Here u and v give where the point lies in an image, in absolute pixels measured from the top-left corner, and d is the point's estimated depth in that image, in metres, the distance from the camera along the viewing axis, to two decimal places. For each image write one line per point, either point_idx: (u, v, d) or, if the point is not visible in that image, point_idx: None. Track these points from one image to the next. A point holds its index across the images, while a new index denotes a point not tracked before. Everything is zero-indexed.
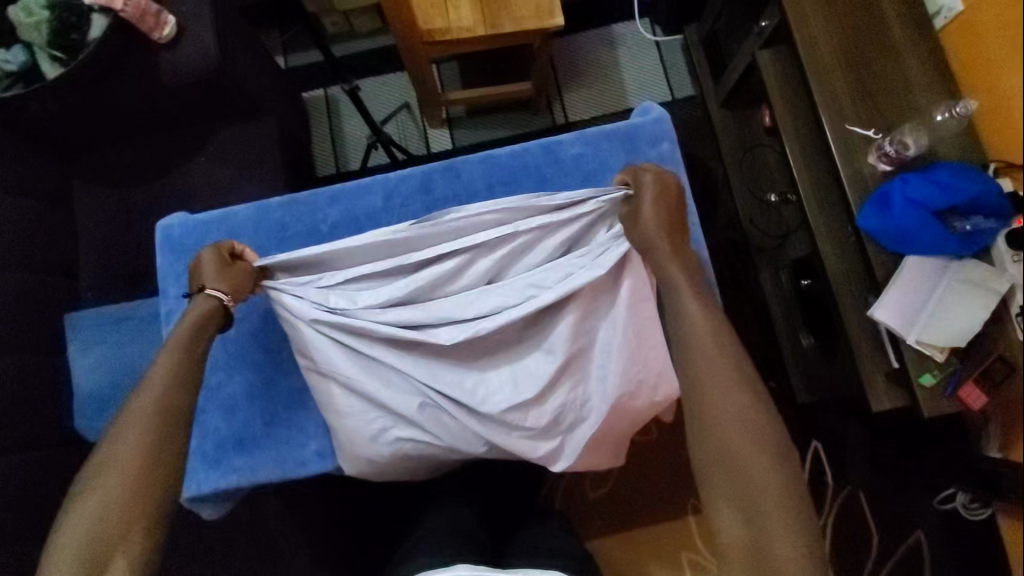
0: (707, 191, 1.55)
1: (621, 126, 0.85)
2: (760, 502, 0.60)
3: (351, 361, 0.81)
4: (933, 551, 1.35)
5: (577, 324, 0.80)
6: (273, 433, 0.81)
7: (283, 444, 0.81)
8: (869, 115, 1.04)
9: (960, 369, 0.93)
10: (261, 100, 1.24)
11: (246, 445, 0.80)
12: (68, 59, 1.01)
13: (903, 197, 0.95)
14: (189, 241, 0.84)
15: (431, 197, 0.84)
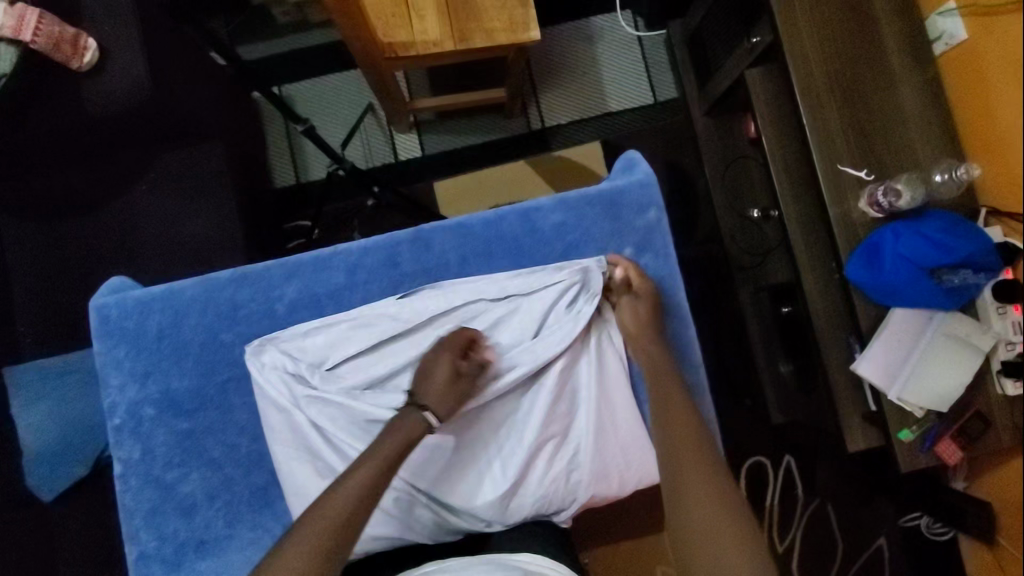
0: (688, 202, 1.49)
1: (605, 191, 0.79)
2: (709, 504, 0.66)
3: (319, 451, 0.72)
4: (893, 557, 1.41)
5: (555, 406, 0.75)
6: (239, 533, 0.74)
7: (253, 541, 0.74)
8: (862, 153, 0.98)
9: (939, 424, 0.93)
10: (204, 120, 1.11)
11: (211, 547, 0.74)
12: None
13: (894, 252, 0.92)
14: (129, 324, 0.75)
15: (398, 273, 0.78)
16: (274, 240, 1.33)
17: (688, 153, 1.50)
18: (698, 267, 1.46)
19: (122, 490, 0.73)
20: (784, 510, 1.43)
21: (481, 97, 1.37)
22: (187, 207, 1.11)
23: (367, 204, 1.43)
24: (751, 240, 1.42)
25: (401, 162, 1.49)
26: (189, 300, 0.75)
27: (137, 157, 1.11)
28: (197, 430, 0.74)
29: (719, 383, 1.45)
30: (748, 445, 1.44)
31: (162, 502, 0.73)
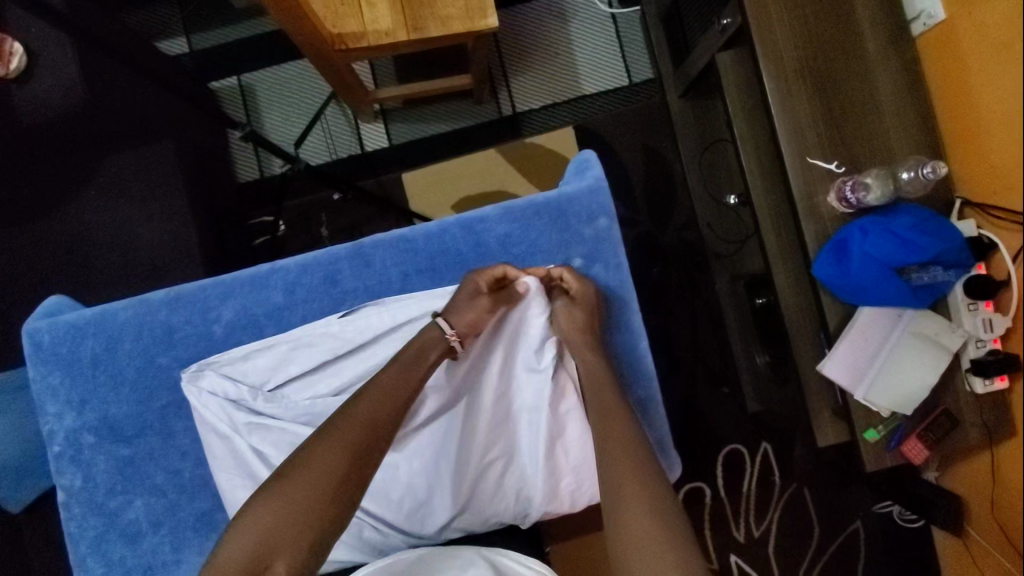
0: (665, 188, 1.44)
1: (549, 200, 0.79)
2: (636, 506, 0.66)
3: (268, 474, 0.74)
4: (868, 540, 1.42)
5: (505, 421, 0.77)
6: (182, 559, 0.78)
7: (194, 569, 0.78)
8: (833, 145, 0.93)
9: (905, 423, 0.91)
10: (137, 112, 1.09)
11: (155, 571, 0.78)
12: None
13: (861, 251, 0.88)
14: (63, 350, 0.77)
15: (338, 291, 0.79)
16: (236, 239, 1.29)
17: (664, 137, 1.44)
18: (676, 256, 1.43)
19: (66, 517, 0.78)
20: (761, 497, 1.43)
21: (446, 85, 1.31)
22: (138, 211, 1.07)
23: (332, 198, 1.39)
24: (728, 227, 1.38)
25: (368, 153, 1.44)
26: (123, 326, 0.77)
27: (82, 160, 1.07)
28: (139, 456, 0.78)
29: (697, 373, 1.43)
30: (725, 434, 1.43)
31: (107, 529, 0.78)
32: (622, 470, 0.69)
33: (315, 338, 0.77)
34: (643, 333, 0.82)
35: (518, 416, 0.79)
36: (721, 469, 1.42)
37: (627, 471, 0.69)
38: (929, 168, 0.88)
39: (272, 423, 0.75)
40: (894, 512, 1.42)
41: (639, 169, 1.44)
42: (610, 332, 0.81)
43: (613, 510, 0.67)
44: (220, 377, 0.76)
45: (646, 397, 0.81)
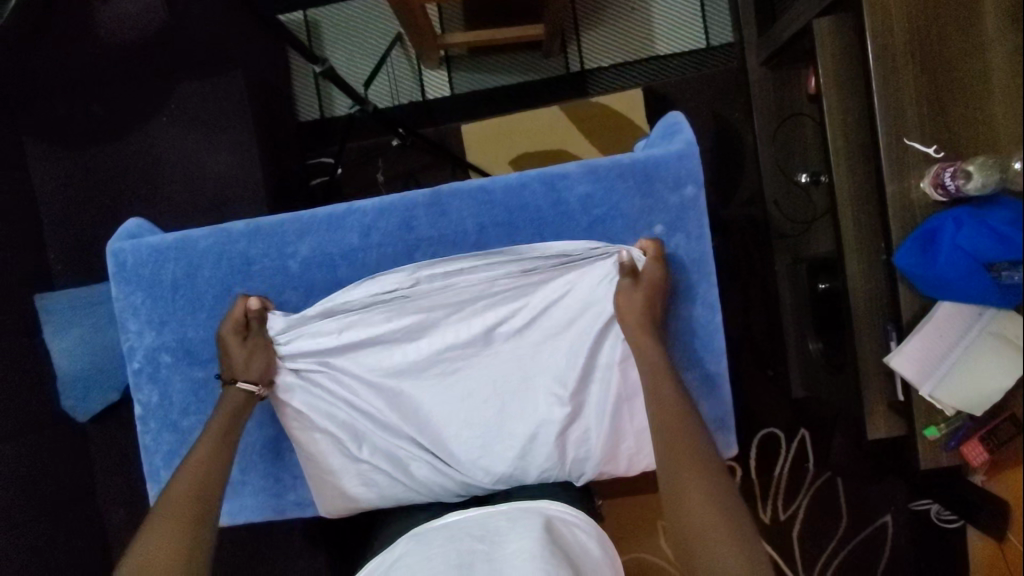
0: (732, 162, 1.39)
1: (636, 161, 0.74)
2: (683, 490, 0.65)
3: (344, 410, 0.79)
4: (896, 535, 1.44)
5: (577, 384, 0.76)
6: (248, 481, 0.84)
7: (260, 491, 0.84)
8: (934, 127, 0.88)
9: (968, 424, 0.89)
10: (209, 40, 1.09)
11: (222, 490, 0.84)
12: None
13: (952, 243, 0.83)
14: (145, 269, 0.77)
15: (413, 237, 0.77)
16: (300, 182, 1.30)
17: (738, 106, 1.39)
18: (736, 232, 1.39)
19: (143, 430, 0.78)
20: (791, 481, 1.45)
21: (518, 34, 1.26)
22: (208, 142, 1.08)
23: (391, 144, 1.38)
24: (797, 206, 1.32)
25: (430, 101, 1.41)
26: (202, 254, 0.77)
27: (158, 85, 1.08)
28: (211, 378, 0.78)
29: (743, 353, 1.42)
30: (763, 416, 1.44)
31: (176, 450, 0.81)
32: (674, 449, 0.67)
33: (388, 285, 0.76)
34: (717, 308, 0.78)
35: (594, 376, 0.77)
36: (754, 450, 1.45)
37: (680, 450, 0.66)
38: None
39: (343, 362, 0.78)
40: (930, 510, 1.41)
41: (707, 139, 1.39)
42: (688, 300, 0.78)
43: (669, 483, 0.66)
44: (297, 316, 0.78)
45: (714, 371, 0.78)
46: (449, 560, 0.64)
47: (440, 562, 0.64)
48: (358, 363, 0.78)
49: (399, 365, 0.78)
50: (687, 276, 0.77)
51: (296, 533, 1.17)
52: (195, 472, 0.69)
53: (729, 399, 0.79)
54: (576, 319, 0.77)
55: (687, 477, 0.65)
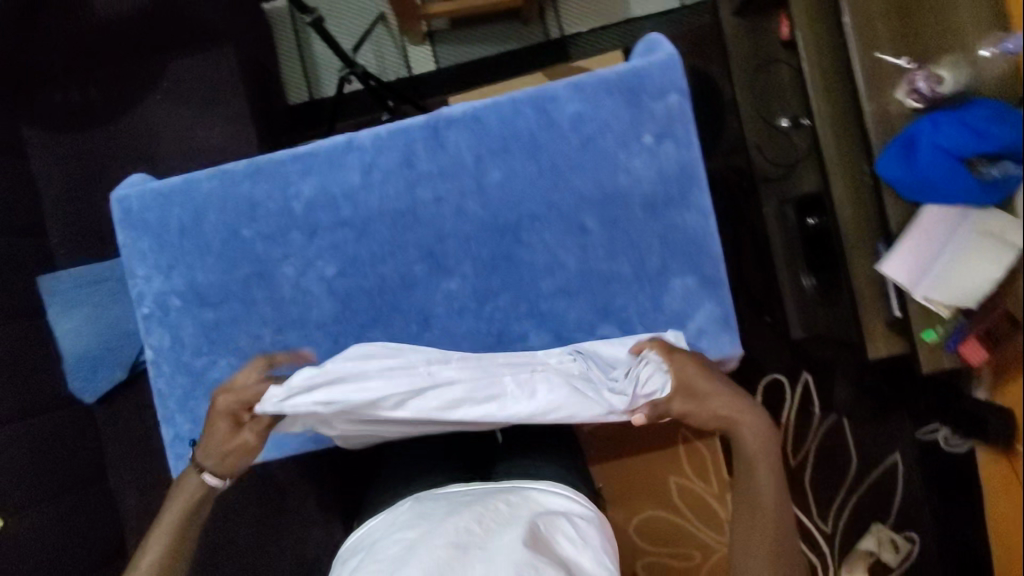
0: (713, 113, 1.44)
1: (623, 75, 0.73)
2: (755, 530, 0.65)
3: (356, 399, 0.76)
4: (906, 469, 1.45)
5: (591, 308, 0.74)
6: None
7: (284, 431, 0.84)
8: (903, 39, 0.91)
9: (965, 324, 0.91)
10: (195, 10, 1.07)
11: None
12: None
13: (930, 143, 0.87)
14: (152, 216, 0.76)
15: (412, 172, 0.74)
16: None
17: (714, 59, 1.43)
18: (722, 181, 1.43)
19: (156, 374, 0.77)
20: (799, 426, 1.46)
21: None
22: (202, 116, 1.10)
23: (381, 119, 1.40)
24: (778, 151, 1.35)
25: (416, 76, 1.44)
26: (208, 196, 0.75)
27: (149, 64, 1.09)
28: (221, 320, 0.76)
29: (741, 301, 1.44)
30: (766, 362, 1.45)
31: (175, 401, 0.77)
32: (753, 488, 0.67)
33: (396, 225, 0.74)
34: (710, 214, 0.74)
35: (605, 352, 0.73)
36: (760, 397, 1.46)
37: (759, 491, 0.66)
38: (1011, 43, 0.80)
39: (348, 308, 0.75)
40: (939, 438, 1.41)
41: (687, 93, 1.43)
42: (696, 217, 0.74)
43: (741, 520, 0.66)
44: (295, 260, 0.75)
45: (715, 277, 0.74)
46: (447, 540, 0.63)
47: (438, 538, 0.63)
48: (363, 307, 0.74)
49: (410, 312, 0.74)
50: (680, 183, 0.74)
51: (311, 501, 1.17)
52: (178, 512, 0.66)
53: (731, 305, 0.75)
54: (574, 243, 0.74)
55: (757, 521, 0.65)
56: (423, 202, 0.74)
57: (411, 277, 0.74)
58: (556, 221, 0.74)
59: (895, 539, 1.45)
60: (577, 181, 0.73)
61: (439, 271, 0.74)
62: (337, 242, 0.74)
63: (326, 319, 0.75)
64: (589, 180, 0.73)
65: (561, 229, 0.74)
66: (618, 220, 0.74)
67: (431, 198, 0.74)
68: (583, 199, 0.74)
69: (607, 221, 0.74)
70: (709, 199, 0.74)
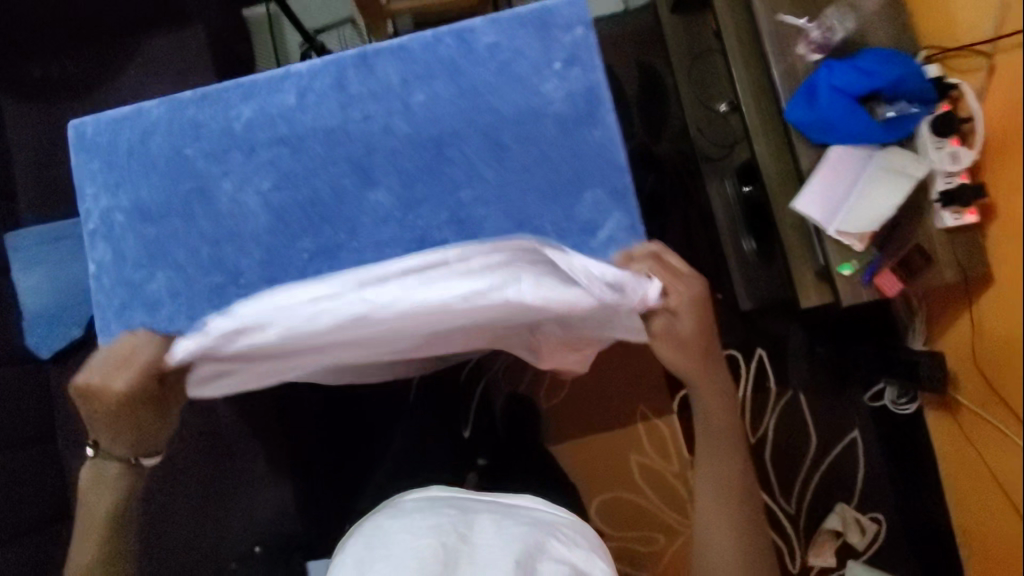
0: (658, 104, 1.54)
1: (534, 10, 0.82)
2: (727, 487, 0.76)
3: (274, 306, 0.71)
4: (867, 447, 1.44)
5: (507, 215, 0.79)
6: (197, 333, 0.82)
7: None
8: (803, 1, 1.00)
9: (879, 258, 0.96)
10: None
11: None
12: None
13: (828, 85, 0.95)
14: (103, 139, 0.82)
15: (344, 94, 0.81)
16: None
17: (657, 56, 1.54)
18: (669, 165, 1.52)
19: (97, 286, 0.81)
20: (756, 403, 1.46)
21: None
22: (170, 87, 1.18)
23: None
24: (718, 134, 1.43)
25: None
26: (156, 121, 0.81)
27: (125, 42, 1.19)
28: (162, 235, 0.80)
29: None
30: (719, 338, 1.47)
31: (115, 310, 0.80)
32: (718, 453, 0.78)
33: (328, 142, 0.80)
34: (616, 131, 0.81)
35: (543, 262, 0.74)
36: None
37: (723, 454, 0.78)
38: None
39: (282, 218, 0.80)
40: (888, 403, 1.41)
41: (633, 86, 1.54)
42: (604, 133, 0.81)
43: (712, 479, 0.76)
44: (234, 175, 0.81)
45: (623, 187, 0.80)
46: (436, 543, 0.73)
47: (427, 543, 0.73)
48: (294, 217, 0.80)
49: (340, 221, 0.80)
50: (587, 104, 0.81)
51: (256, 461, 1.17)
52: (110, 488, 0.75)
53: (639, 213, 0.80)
54: (491, 156, 0.80)
55: (720, 474, 0.76)
56: (353, 121, 0.81)
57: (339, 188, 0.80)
58: (475, 137, 0.80)
59: (861, 519, 1.41)
60: (493, 101, 0.80)
61: (366, 182, 0.80)
62: (273, 159, 0.81)
63: (261, 229, 0.80)
64: (504, 100, 0.80)
65: (479, 144, 0.80)
66: (530, 135, 0.80)
67: (361, 116, 0.81)
68: (499, 117, 0.80)
69: (521, 136, 0.80)
70: (615, 120, 0.81)
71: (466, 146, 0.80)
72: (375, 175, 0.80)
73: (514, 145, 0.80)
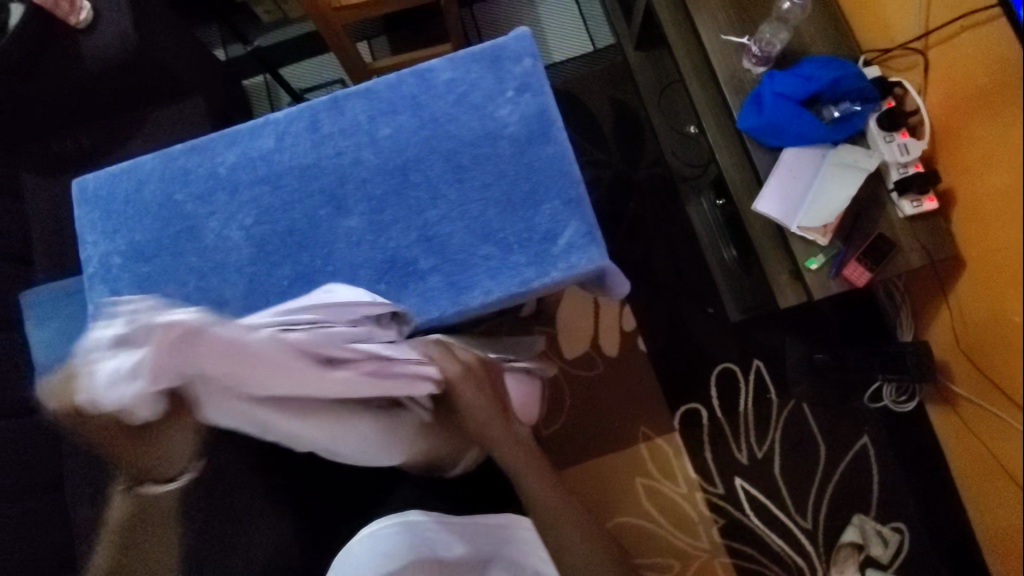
0: (633, 132, 1.60)
1: (486, 47, 0.90)
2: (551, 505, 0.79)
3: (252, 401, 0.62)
4: (878, 452, 1.41)
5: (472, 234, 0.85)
6: None
7: None
8: (742, 23, 1.07)
9: (844, 250, 0.97)
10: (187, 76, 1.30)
11: None
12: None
13: (772, 92, 1.00)
14: (104, 191, 0.90)
15: (318, 134, 0.89)
16: None
17: (628, 88, 1.62)
18: (649, 188, 1.56)
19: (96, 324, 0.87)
20: (759, 417, 1.44)
21: (430, 52, 1.51)
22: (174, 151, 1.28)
23: None
24: (691, 152, 1.51)
25: None
26: (150, 171, 0.90)
27: (134, 115, 1.30)
28: (156, 272, 0.87)
29: (681, 295, 1.50)
30: (714, 352, 1.48)
31: None
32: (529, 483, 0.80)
33: (305, 178, 0.88)
34: (569, 146, 0.87)
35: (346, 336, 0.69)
36: (714, 388, 1.46)
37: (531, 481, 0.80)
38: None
39: (267, 253, 0.87)
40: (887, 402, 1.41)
41: (608, 118, 1.61)
42: (559, 150, 0.87)
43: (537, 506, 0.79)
44: (221, 215, 0.88)
45: (579, 197, 0.85)
46: None
47: None
48: (278, 250, 0.87)
49: (322, 250, 0.86)
50: (540, 125, 0.87)
51: None
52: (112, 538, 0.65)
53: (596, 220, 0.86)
54: (454, 178, 0.87)
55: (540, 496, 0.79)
56: (328, 158, 0.88)
57: (320, 220, 0.87)
58: (438, 163, 0.87)
59: (882, 530, 1.38)
60: (454, 131, 0.88)
61: (342, 212, 0.87)
62: (257, 197, 0.88)
63: (250, 263, 0.87)
64: (463, 129, 0.88)
65: (442, 170, 0.87)
66: (490, 157, 0.87)
67: (335, 152, 0.88)
68: (459, 144, 0.87)
69: (480, 160, 0.87)
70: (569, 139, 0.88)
71: (430, 171, 0.87)
72: (350, 205, 0.87)
73: (474, 169, 0.87)
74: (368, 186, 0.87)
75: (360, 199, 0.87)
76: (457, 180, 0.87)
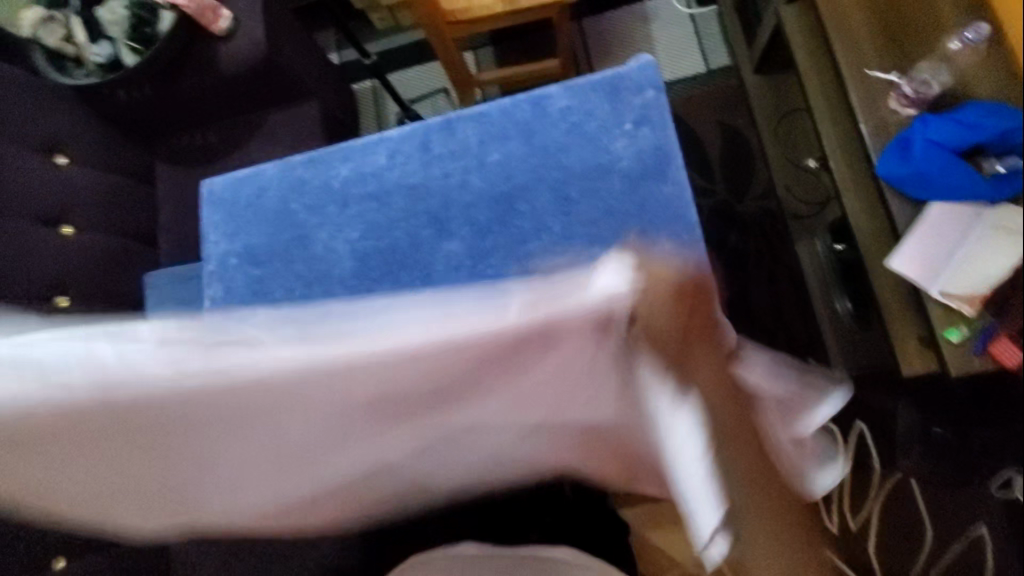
0: (743, 162, 1.50)
1: (606, 76, 0.86)
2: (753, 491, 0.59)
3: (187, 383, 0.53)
4: (996, 544, 1.24)
5: None
6: None
7: None
8: (892, 58, 0.97)
9: (994, 324, 0.84)
10: (308, 84, 1.36)
11: None
12: (142, 47, 1.21)
13: (923, 138, 0.89)
14: (228, 195, 0.95)
15: (428, 155, 0.89)
16: None
17: (741, 114, 1.52)
18: (755, 223, 1.45)
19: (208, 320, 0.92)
20: (857, 485, 1.31)
21: (537, 67, 1.49)
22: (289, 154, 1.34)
23: None
24: (807, 189, 1.41)
25: None
26: (270, 179, 0.94)
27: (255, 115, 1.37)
28: (265, 276, 0.91)
29: (780, 341, 1.39)
30: None
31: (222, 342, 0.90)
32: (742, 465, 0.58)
33: (411, 199, 0.88)
34: (686, 187, 0.82)
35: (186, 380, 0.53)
36: None
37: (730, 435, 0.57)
38: (972, 31, 0.87)
39: (370, 268, 0.88)
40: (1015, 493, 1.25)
41: (716, 145, 1.52)
42: (673, 191, 0.82)
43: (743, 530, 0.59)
44: (330, 228, 0.90)
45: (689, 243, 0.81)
46: None
47: None
48: (381, 267, 0.88)
49: (421, 273, 0.86)
50: (654, 163, 0.83)
51: None
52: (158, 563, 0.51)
53: None
54: (561, 212, 0.84)
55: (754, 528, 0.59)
56: (436, 181, 0.88)
57: (422, 241, 0.87)
58: (545, 196, 0.85)
59: None
60: (564, 163, 0.85)
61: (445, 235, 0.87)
62: (365, 214, 0.89)
63: (354, 278, 0.88)
64: (573, 160, 0.85)
65: (547, 204, 0.85)
66: (600, 193, 0.84)
67: (443, 175, 0.88)
68: (569, 178, 0.85)
69: (591, 195, 0.84)
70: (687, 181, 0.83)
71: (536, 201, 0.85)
72: (452, 230, 0.87)
73: (582, 204, 0.84)
74: (475, 213, 0.86)
75: (463, 224, 0.87)
76: (564, 212, 0.84)
